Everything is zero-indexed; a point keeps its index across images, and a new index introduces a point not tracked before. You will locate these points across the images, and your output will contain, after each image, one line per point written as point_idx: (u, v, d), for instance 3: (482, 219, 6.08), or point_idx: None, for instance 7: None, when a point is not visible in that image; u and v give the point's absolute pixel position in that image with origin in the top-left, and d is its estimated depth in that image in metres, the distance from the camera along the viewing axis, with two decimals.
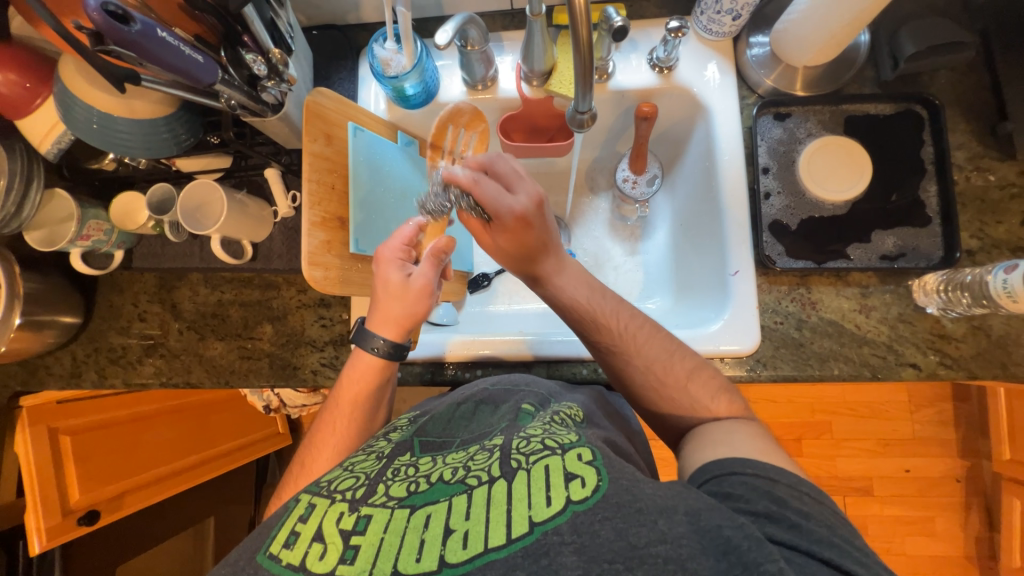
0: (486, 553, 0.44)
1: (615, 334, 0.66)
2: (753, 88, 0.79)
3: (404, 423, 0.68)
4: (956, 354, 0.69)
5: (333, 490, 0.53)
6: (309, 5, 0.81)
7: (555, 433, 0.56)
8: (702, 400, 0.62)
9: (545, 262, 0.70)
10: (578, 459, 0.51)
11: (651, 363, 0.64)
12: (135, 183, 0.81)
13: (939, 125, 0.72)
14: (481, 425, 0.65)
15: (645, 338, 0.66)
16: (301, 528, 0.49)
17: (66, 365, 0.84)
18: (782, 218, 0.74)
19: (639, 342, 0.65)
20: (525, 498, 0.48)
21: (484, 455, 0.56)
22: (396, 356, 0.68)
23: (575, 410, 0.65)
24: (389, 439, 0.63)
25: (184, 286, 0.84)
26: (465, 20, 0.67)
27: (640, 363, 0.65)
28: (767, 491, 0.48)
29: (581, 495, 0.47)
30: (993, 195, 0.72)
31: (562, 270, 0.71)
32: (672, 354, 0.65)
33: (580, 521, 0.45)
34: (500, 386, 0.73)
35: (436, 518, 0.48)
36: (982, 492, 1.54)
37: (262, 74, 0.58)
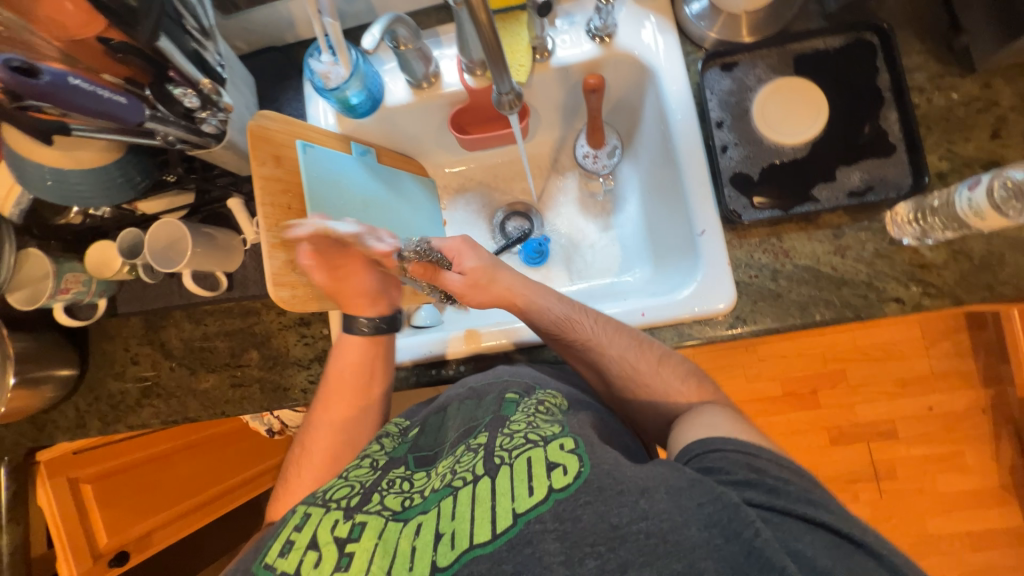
0: (472, 549, 0.47)
1: (587, 331, 0.70)
2: (698, 44, 0.77)
3: (396, 430, 0.71)
4: (939, 282, 0.67)
5: (328, 499, 0.57)
6: (245, 30, 0.82)
7: (539, 426, 0.57)
8: (669, 386, 0.66)
9: (507, 279, 0.75)
10: (561, 448, 0.52)
11: (625, 353, 0.68)
12: (106, 231, 0.83)
13: (891, 49, 0.70)
14: (467, 419, 0.66)
15: (613, 330, 0.69)
16: (296, 536, 0.53)
17: (70, 417, 0.87)
18: (743, 169, 0.72)
19: (609, 333, 0.69)
20: (508, 492, 0.49)
21: (469, 456, 0.57)
22: (389, 329, 0.76)
23: (559, 399, 0.65)
24: (382, 451, 0.66)
25: (170, 325, 0.86)
26: (391, 20, 0.68)
27: (613, 356, 0.68)
28: (747, 463, 0.50)
29: (562, 483, 0.49)
30: (958, 113, 0.69)
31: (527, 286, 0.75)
32: (640, 346, 0.68)
33: (562, 509, 0.47)
34: (482, 381, 0.71)
35: (426, 525, 0.50)
36: (1012, 419, 1.51)
37: (195, 106, 0.59)
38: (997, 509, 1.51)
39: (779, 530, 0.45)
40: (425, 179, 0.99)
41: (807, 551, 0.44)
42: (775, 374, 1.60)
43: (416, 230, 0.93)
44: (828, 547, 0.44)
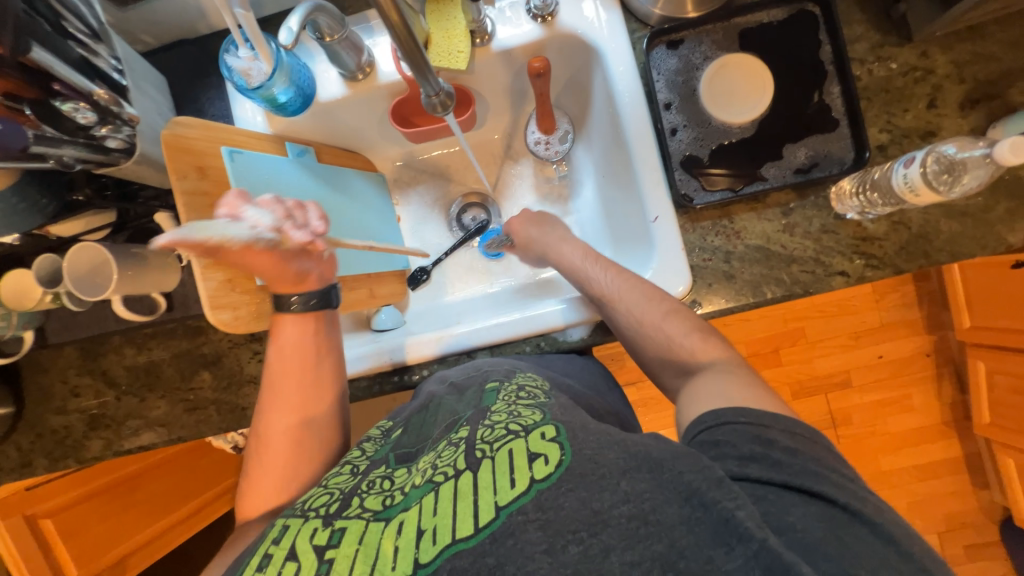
0: (454, 544, 0.47)
1: (599, 281, 0.72)
2: (643, 20, 0.75)
3: (375, 434, 0.70)
4: (881, 253, 0.69)
5: (308, 508, 0.56)
6: (151, 23, 0.73)
7: (520, 415, 0.57)
8: (673, 337, 0.65)
9: (534, 231, 0.84)
10: (542, 437, 0.52)
11: (632, 306, 0.68)
12: (21, 258, 0.76)
13: (833, 19, 0.69)
14: (448, 413, 0.65)
15: (626, 282, 0.70)
16: (274, 550, 0.51)
17: (13, 457, 0.81)
18: (693, 152, 0.72)
19: (620, 286, 0.70)
20: (490, 485, 0.49)
21: (451, 450, 0.56)
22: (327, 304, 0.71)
23: (541, 382, 0.65)
24: (360, 454, 0.65)
25: (109, 352, 0.81)
26: (311, 9, 0.61)
27: (622, 310, 0.69)
28: (754, 436, 0.49)
29: (544, 473, 0.49)
30: (897, 83, 0.70)
31: (546, 233, 0.83)
32: (649, 300, 0.67)
33: (543, 498, 0.47)
34: (463, 375, 0.72)
35: (408, 523, 0.50)
36: (951, 361, 1.63)
37: (91, 121, 0.53)
38: (940, 443, 1.64)
39: (770, 506, 0.45)
40: (372, 174, 0.94)
41: (795, 522, 0.44)
42: (740, 337, 1.66)
43: (367, 231, 0.89)
44: (820, 518, 0.44)
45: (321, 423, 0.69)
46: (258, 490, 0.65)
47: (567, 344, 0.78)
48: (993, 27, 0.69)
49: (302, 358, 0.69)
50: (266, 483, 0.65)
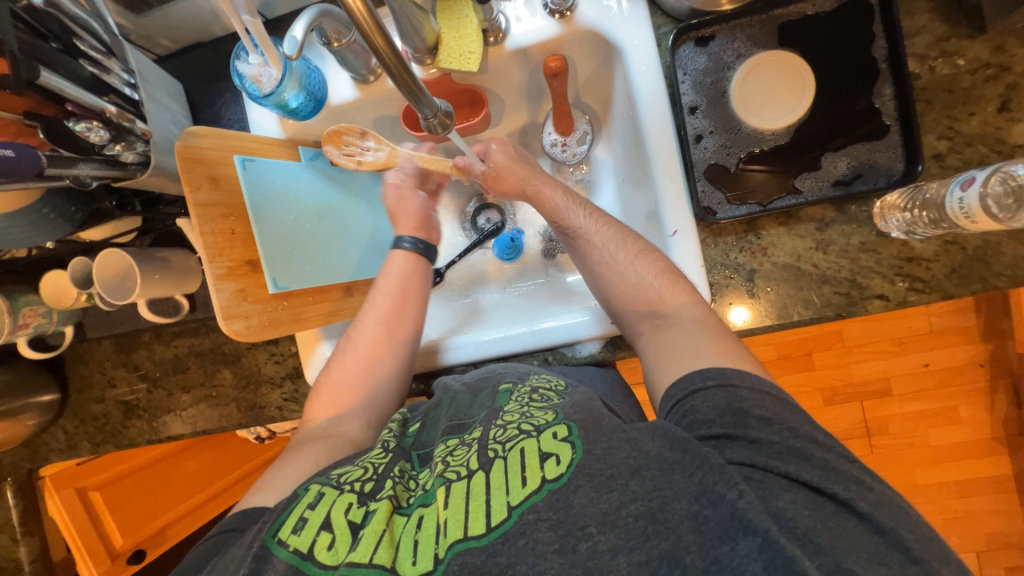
0: (466, 541, 0.46)
1: (579, 221, 0.70)
2: (668, 13, 0.69)
3: (398, 419, 0.67)
4: (928, 276, 0.63)
5: (342, 481, 0.55)
6: (168, 28, 0.74)
7: (532, 415, 0.56)
8: (641, 278, 0.64)
9: (524, 169, 0.75)
10: (553, 437, 0.52)
11: (608, 241, 0.68)
12: (60, 259, 0.81)
13: (891, 9, 0.60)
14: (456, 412, 0.64)
15: (603, 223, 0.69)
16: (309, 515, 0.51)
17: (61, 439, 0.89)
18: (719, 160, 0.66)
19: (598, 224, 0.69)
20: (503, 485, 0.49)
21: (463, 449, 0.56)
22: (427, 255, 0.78)
23: (556, 383, 0.64)
24: (393, 431, 0.64)
25: (140, 348, 0.86)
26: (318, 14, 0.59)
27: (598, 246, 0.68)
28: (728, 406, 0.49)
29: (555, 473, 0.48)
30: (963, 83, 0.61)
31: (528, 171, 0.75)
32: (623, 240, 0.67)
33: (554, 498, 0.47)
34: (474, 379, 0.70)
35: (427, 519, 0.50)
36: (1009, 373, 1.49)
37: (104, 139, 0.54)
38: (988, 459, 1.53)
39: (775, 504, 0.43)
40: None
41: (786, 508, 0.42)
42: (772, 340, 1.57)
43: (380, 236, 0.88)
44: (810, 505, 0.43)
45: (403, 346, 0.73)
46: (331, 406, 0.68)
47: (576, 360, 0.76)
48: None
49: (400, 285, 0.75)
50: (341, 396, 0.69)
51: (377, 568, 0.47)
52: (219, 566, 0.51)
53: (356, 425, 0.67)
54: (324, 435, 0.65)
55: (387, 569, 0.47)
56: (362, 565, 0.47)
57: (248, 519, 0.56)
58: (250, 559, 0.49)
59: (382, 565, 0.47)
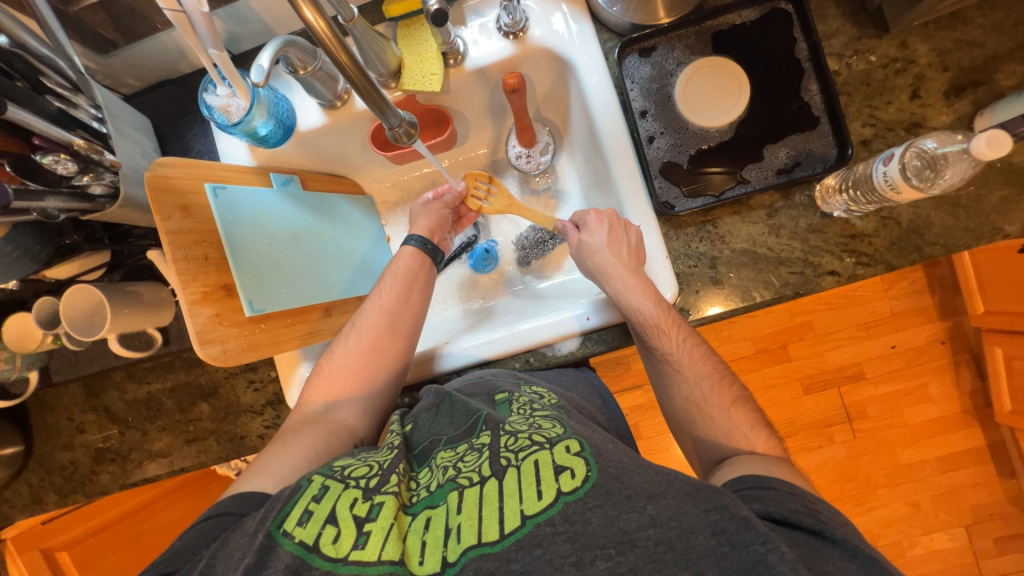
0: (480, 547, 0.46)
1: (672, 345, 0.66)
2: (612, 29, 0.75)
3: (396, 419, 0.69)
4: (871, 250, 0.68)
5: (346, 475, 0.56)
6: (133, 66, 0.75)
7: (542, 427, 0.57)
8: (735, 431, 0.60)
9: (608, 260, 0.70)
10: (567, 451, 0.52)
11: (703, 379, 0.64)
12: (22, 301, 0.78)
13: (806, 16, 0.68)
14: (463, 412, 0.64)
15: (698, 355, 0.66)
16: (315, 507, 0.51)
17: (26, 494, 0.84)
18: (671, 158, 0.71)
19: (693, 356, 0.65)
20: (516, 494, 0.49)
21: (474, 455, 0.57)
22: (433, 256, 0.82)
23: (550, 396, 0.66)
24: (394, 431, 0.66)
25: (110, 388, 0.83)
26: (282, 44, 0.61)
27: (691, 383, 0.64)
28: (802, 502, 0.48)
29: (571, 486, 0.49)
30: (877, 76, 0.68)
31: (619, 273, 0.70)
32: (717, 381, 0.64)
33: (571, 511, 0.47)
34: (463, 385, 0.72)
35: (436, 520, 0.51)
36: (967, 348, 1.58)
37: (72, 171, 0.55)
38: (959, 433, 1.59)
39: (807, 551, 0.45)
40: (360, 197, 0.97)
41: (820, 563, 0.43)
42: (746, 334, 1.62)
43: (357, 254, 0.91)
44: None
45: (405, 335, 0.75)
46: (327, 390, 0.70)
47: (556, 358, 0.77)
48: (974, 12, 0.67)
49: (405, 280, 0.78)
50: (339, 381, 0.70)
51: (385, 563, 0.47)
52: (224, 551, 0.49)
53: (352, 411, 0.69)
54: (319, 419, 0.67)
55: (396, 564, 0.47)
56: (371, 563, 0.47)
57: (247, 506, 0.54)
58: (255, 550, 0.47)
59: (390, 561, 0.47)
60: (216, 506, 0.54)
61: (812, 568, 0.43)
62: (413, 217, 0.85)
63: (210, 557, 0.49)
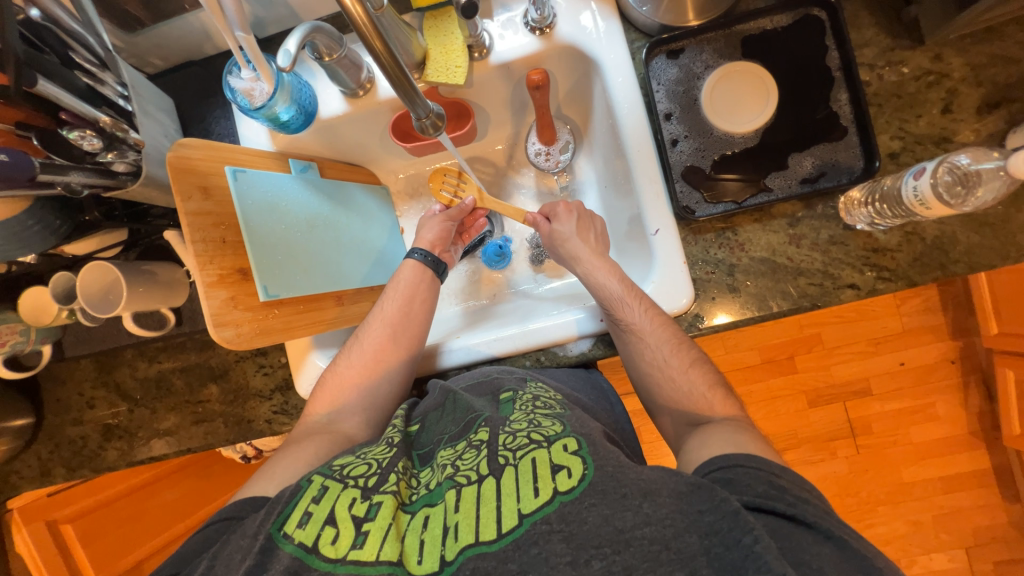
0: (477, 546, 0.46)
1: (634, 314, 0.67)
2: (641, 29, 0.74)
3: (401, 415, 0.68)
4: (893, 265, 0.67)
5: (346, 475, 0.56)
6: (159, 47, 0.76)
7: (541, 425, 0.57)
8: (693, 388, 0.63)
9: (576, 246, 0.76)
10: (564, 449, 0.52)
11: (664, 343, 0.65)
12: (39, 276, 0.79)
13: (839, 24, 0.67)
14: (464, 412, 0.65)
15: (660, 322, 0.67)
16: (314, 508, 0.51)
17: (33, 466, 0.85)
18: (694, 162, 0.70)
19: (655, 322, 0.66)
20: (514, 492, 0.49)
21: (472, 453, 0.57)
22: (436, 268, 0.83)
23: (556, 394, 0.66)
24: (398, 427, 0.65)
25: (122, 365, 0.83)
26: (309, 29, 0.61)
27: (652, 350, 0.66)
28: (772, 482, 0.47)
29: (567, 486, 0.48)
30: (909, 89, 0.67)
31: (583, 257, 0.75)
32: (677, 345, 0.65)
33: (566, 511, 0.46)
34: (469, 383, 0.72)
35: (435, 519, 0.50)
36: (978, 368, 1.56)
37: (97, 148, 0.55)
38: (965, 454, 1.57)
39: (786, 541, 0.43)
40: (377, 188, 0.97)
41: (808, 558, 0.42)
42: (753, 344, 1.61)
43: (371, 245, 0.91)
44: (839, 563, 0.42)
45: (408, 349, 0.75)
46: (332, 401, 0.70)
47: (567, 359, 0.76)
48: (1013, 27, 0.66)
49: (408, 293, 0.78)
50: (343, 393, 0.70)
51: (384, 565, 0.47)
52: (224, 553, 0.50)
53: (355, 422, 0.69)
54: (323, 430, 0.66)
55: (395, 565, 0.47)
56: (369, 563, 0.46)
57: (252, 508, 0.55)
58: (255, 552, 0.47)
59: (389, 561, 0.47)
60: (220, 513, 0.55)
61: (793, 562, 0.41)
62: (419, 228, 0.85)
63: (210, 559, 0.50)
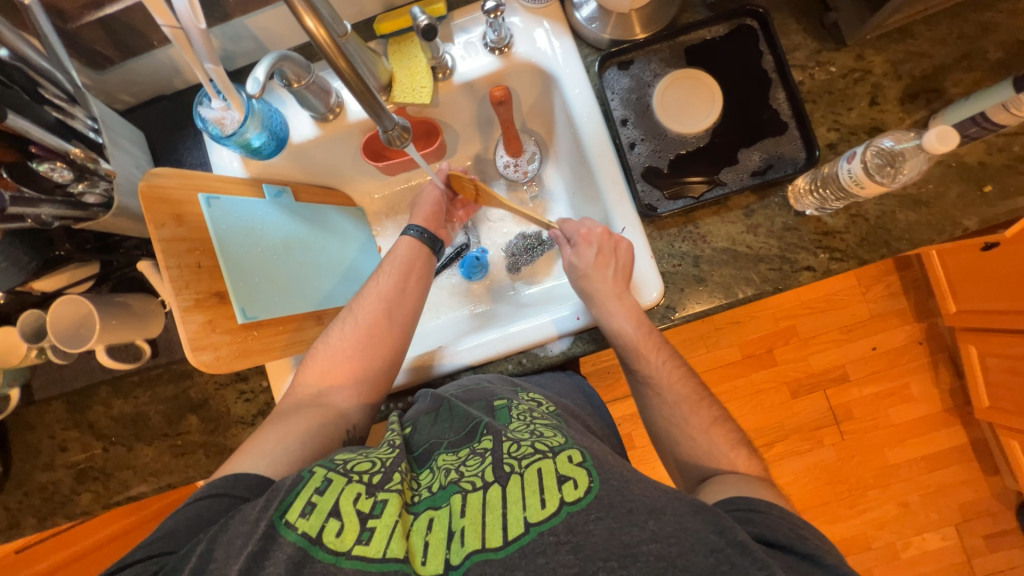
0: (484, 552, 0.47)
1: (652, 367, 0.69)
2: (593, 45, 0.79)
3: (396, 421, 0.68)
4: (843, 246, 0.71)
5: (350, 469, 0.55)
6: (128, 83, 0.77)
7: (544, 435, 0.57)
8: (713, 449, 0.62)
9: (602, 284, 0.71)
10: (570, 460, 0.53)
11: (681, 401, 0.67)
12: (5, 316, 0.77)
13: (770, 31, 0.73)
14: (464, 418, 0.64)
15: (677, 377, 0.69)
16: (318, 500, 0.50)
17: (1, 519, 0.80)
18: (652, 163, 0.75)
19: (673, 379, 0.68)
20: (520, 501, 0.50)
21: (477, 459, 0.56)
22: (432, 245, 0.82)
23: (546, 405, 0.67)
24: (394, 430, 0.66)
25: (95, 403, 0.81)
26: (277, 59, 0.64)
27: (668, 403, 0.67)
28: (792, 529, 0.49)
29: (574, 496, 0.49)
30: (839, 85, 0.74)
31: (610, 298, 0.71)
32: (695, 403, 0.66)
33: (575, 521, 0.47)
34: (456, 390, 0.73)
35: (439, 522, 0.50)
36: (944, 347, 1.63)
37: (68, 179, 0.56)
38: (943, 432, 1.62)
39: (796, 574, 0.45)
40: (352, 209, 0.99)
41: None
42: (733, 340, 1.65)
43: (348, 263, 0.92)
44: None
45: (402, 324, 0.75)
46: (324, 375, 0.70)
47: (548, 359, 0.78)
48: (921, 27, 0.73)
49: (404, 269, 0.78)
50: (334, 367, 0.70)
51: (389, 561, 0.47)
52: (223, 537, 0.49)
53: (346, 397, 0.69)
54: (315, 403, 0.67)
55: (401, 562, 0.47)
56: (376, 560, 0.47)
57: (249, 489, 0.55)
58: (256, 539, 0.47)
59: (395, 558, 0.47)
60: (208, 488, 0.55)
61: None
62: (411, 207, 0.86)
63: (209, 542, 0.48)
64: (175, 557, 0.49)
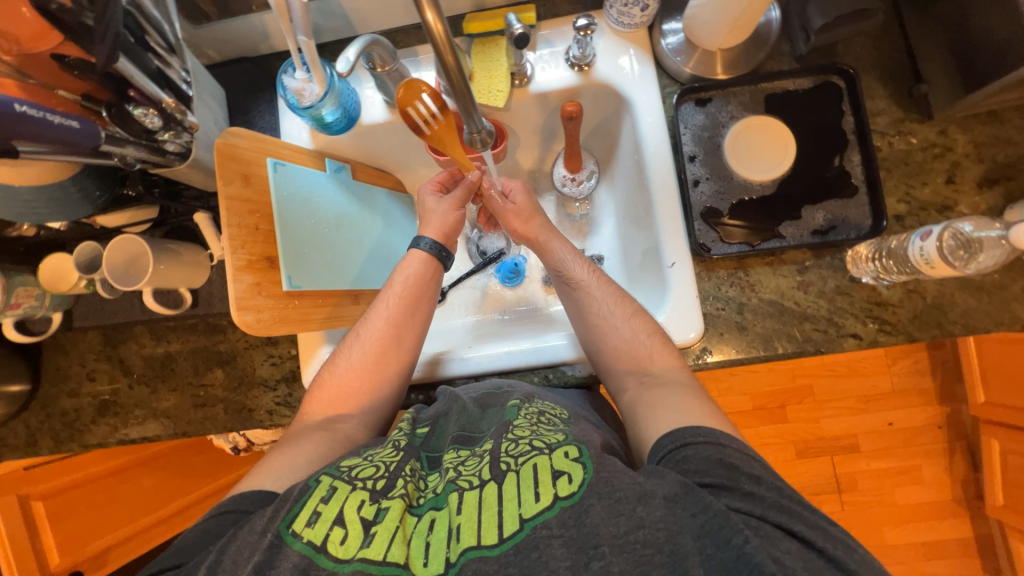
0: (479, 549, 0.46)
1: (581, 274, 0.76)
2: (674, 77, 0.79)
3: (408, 419, 0.67)
4: (894, 319, 0.70)
5: (354, 476, 0.55)
6: (217, 40, 0.80)
7: (543, 432, 0.56)
8: (635, 335, 0.69)
9: (542, 223, 0.81)
10: (565, 456, 0.52)
11: (608, 297, 0.74)
12: (63, 243, 0.80)
13: (857, 93, 0.72)
14: (468, 424, 0.65)
15: (602, 283, 0.75)
16: (323, 508, 0.50)
17: (20, 435, 0.83)
18: (713, 204, 0.74)
19: (599, 282, 0.75)
20: (516, 497, 0.49)
21: (474, 459, 0.56)
22: (444, 262, 0.82)
23: (562, 410, 0.64)
24: (404, 429, 0.64)
25: (129, 341, 0.83)
26: (369, 42, 0.66)
27: (597, 301, 0.74)
28: None
29: (568, 491, 0.49)
30: (916, 157, 0.72)
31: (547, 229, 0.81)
32: (620, 298, 0.73)
33: (567, 515, 0.47)
34: (477, 394, 0.72)
35: (439, 522, 0.50)
36: (964, 436, 1.58)
37: (157, 126, 0.58)
38: (949, 521, 1.57)
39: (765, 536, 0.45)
40: (402, 196, 0.99)
41: (785, 557, 0.43)
42: (745, 389, 1.63)
43: (390, 250, 0.92)
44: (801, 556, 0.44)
45: (410, 353, 0.75)
46: (332, 399, 0.70)
47: (575, 379, 0.78)
48: (1013, 113, 0.71)
49: (414, 291, 0.77)
50: (343, 394, 0.70)
51: (389, 565, 0.47)
52: (232, 548, 0.49)
53: (355, 423, 0.68)
54: (324, 428, 0.66)
55: (401, 567, 0.47)
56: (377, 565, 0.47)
57: (256, 502, 0.55)
58: (263, 549, 0.48)
59: (395, 563, 0.47)
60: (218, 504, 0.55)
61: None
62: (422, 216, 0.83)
63: (217, 553, 0.49)
64: (187, 566, 0.51)
